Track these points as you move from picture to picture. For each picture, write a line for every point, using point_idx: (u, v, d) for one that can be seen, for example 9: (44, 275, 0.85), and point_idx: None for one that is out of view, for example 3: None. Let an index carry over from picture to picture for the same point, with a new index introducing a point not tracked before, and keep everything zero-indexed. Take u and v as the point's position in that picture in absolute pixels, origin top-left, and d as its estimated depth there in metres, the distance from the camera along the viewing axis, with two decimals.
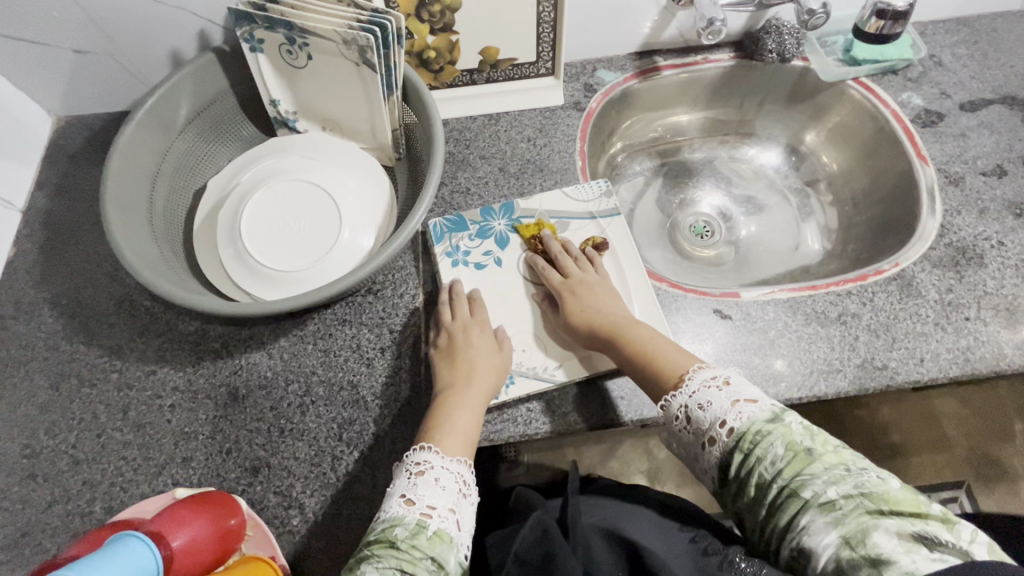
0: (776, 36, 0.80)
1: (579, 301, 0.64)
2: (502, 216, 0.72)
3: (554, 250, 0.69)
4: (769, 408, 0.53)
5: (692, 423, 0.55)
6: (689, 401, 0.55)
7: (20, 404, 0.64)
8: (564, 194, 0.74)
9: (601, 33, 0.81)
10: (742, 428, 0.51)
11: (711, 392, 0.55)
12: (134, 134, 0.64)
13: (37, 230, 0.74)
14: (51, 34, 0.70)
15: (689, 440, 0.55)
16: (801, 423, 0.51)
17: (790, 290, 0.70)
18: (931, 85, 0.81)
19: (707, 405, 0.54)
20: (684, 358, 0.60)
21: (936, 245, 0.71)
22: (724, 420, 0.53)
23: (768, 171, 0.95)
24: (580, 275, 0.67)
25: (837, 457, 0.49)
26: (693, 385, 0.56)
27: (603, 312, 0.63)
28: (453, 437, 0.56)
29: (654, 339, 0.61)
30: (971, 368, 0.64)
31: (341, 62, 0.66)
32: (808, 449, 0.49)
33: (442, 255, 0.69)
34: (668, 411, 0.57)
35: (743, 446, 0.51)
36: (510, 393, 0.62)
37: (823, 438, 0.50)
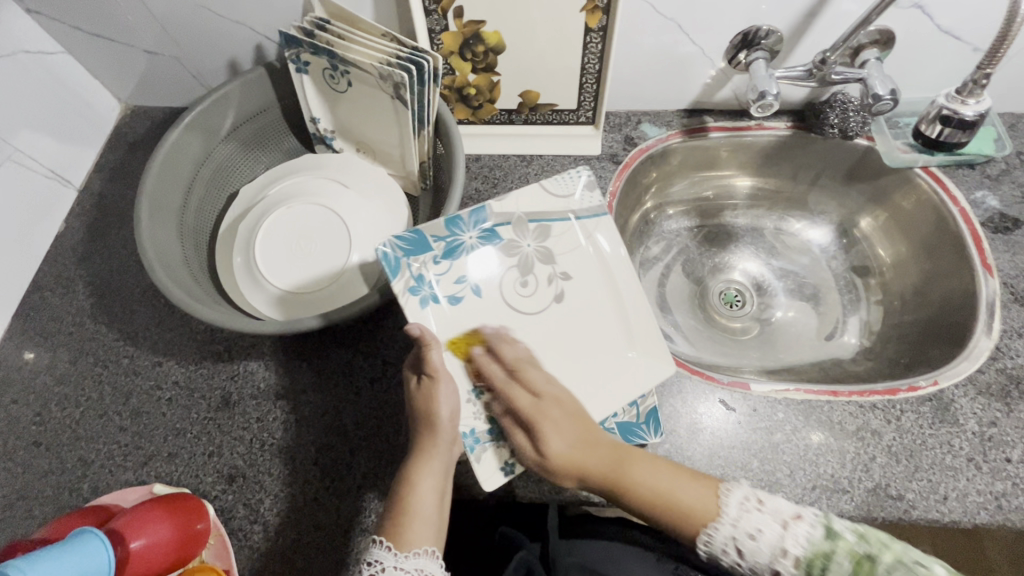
0: (840, 110, 0.74)
1: (561, 438, 0.54)
2: (473, 225, 0.63)
3: (508, 359, 0.59)
4: (817, 521, 0.47)
5: (744, 560, 0.46)
6: (736, 534, 0.47)
7: (40, 372, 0.69)
8: (542, 189, 0.66)
9: (651, 88, 0.78)
10: (806, 556, 0.45)
11: (754, 519, 0.47)
12: (179, 139, 0.68)
13: (88, 209, 0.79)
14: (126, 35, 0.75)
15: (745, 573, 0.47)
16: (852, 527, 0.46)
17: (807, 390, 0.64)
18: (1012, 186, 0.73)
19: (757, 535, 0.46)
20: (703, 481, 0.51)
21: (985, 369, 0.64)
22: (785, 549, 0.45)
23: (814, 248, 0.88)
24: (550, 390, 0.57)
25: (892, 553, 0.44)
26: (733, 510, 0.48)
27: (592, 446, 0.54)
28: (400, 524, 0.50)
29: (659, 471, 0.52)
30: (1004, 518, 0.57)
31: (378, 92, 0.67)
32: (869, 556, 0.45)
33: (405, 294, 0.59)
34: (711, 547, 0.47)
35: None
36: (525, 461, 0.58)
37: (876, 537, 0.46)
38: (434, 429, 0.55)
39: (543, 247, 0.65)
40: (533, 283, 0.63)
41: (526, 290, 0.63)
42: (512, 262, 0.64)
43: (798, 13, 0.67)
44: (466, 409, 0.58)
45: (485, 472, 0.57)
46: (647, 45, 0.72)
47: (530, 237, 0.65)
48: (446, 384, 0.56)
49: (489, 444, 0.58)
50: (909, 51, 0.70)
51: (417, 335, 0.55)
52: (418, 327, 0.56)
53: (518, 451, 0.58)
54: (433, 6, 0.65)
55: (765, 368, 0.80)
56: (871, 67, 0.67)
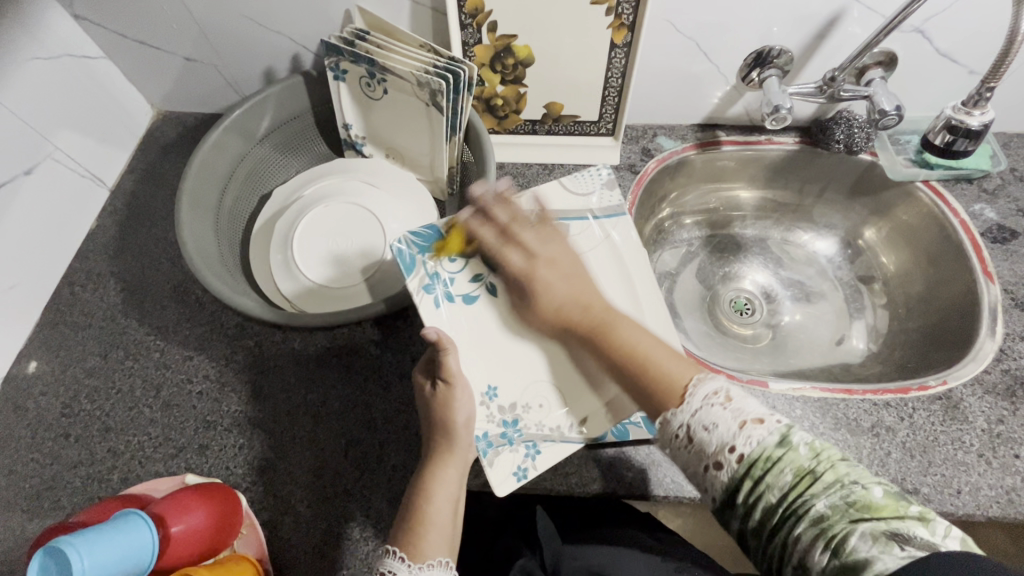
0: (845, 127, 0.78)
1: (555, 291, 0.60)
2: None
3: (502, 223, 0.64)
4: (776, 428, 0.44)
5: (693, 446, 0.46)
6: (691, 421, 0.47)
7: (71, 365, 0.70)
8: (562, 186, 0.68)
9: (667, 103, 0.82)
10: (753, 455, 0.44)
11: (714, 413, 0.46)
12: (218, 140, 0.70)
13: (119, 208, 0.81)
14: (167, 42, 0.78)
15: (690, 462, 0.47)
16: (809, 442, 0.44)
17: (822, 388, 0.67)
18: (1008, 200, 0.78)
19: (712, 428, 0.46)
20: (682, 360, 0.53)
21: (991, 369, 0.67)
22: (733, 446, 0.44)
23: (821, 259, 0.92)
24: (543, 251, 0.62)
25: (835, 472, 0.42)
26: (694, 403, 0.47)
27: (583, 303, 0.59)
28: (415, 535, 0.50)
29: (638, 332, 0.56)
30: (1015, 511, 0.59)
31: (413, 100, 0.71)
32: (813, 471, 0.43)
33: (420, 291, 0.62)
34: (667, 429, 0.49)
35: (753, 474, 0.44)
36: (537, 465, 0.58)
37: (828, 456, 0.43)
38: (449, 439, 0.56)
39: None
40: None
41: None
42: None
43: (808, 35, 0.72)
44: (479, 412, 0.60)
45: (497, 477, 0.57)
46: (665, 61, 0.76)
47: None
48: (462, 391, 0.57)
49: (501, 448, 0.58)
50: (911, 72, 0.75)
51: (434, 339, 0.55)
52: (434, 331, 0.56)
53: (530, 455, 0.59)
54: (469, 20, 0.69)
55: (778, 372, 0.82)
56: (876, 85, 0.71)
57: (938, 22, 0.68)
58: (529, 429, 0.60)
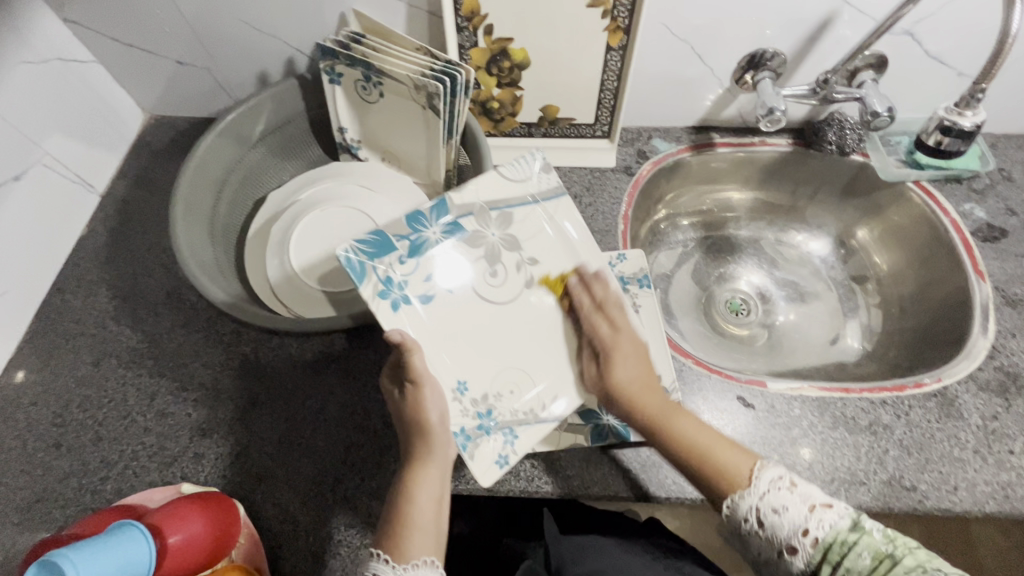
0: (837, 128, 0.80)
1: (627, 369, 0.58)
2: (435, 219, 0.62)
3: (599, 297, 0.62)
4: (847, 513, 0.49)
5: (766, 530, 0.50)
6: (760, 504, 0.50)
7: (62, 374, 0.68)
8: (499, 176, 0.64)
9: (662, 106, 0.83)
10: (827, 538, 0.48)
11: (784, 497, 0.50)
12: (212, 145, 0.70)
13: (111, 214, 0.80)
14: (158, 46, 0.77)
15: (763, 548, 0.50)
16: (881, 527, 0.48)
17: (820, 388, 0.67)
18: (997, 199, 0.79)
19: (783, 511, 0.50)
20: (742, 452, 0.54)
21: (984, 366, 0.68)
22: (807, 529, 0.49)
23: (815, 259, 0.93)
24: (629, 328, 0.60)
25: (912, 558, 0.47)
26: (761, 485, 0.51)
27: (652, 392, 0.58)
28: (399, 537, 0.51)
29: (704, 431, 0.55)
30: (1012, 506, 0.60)
31: (409, 103, 0.70)
32: (891, 554, 0.47)
33: (376, 298, 0.58)
34: (735, 512, 0.51)
35: (830, 558, 0.48)
36: (517, 450, 0.58)
37: (902, 542, 0.48)
38: (426, 440, 0.55)
39: (506, 235, 0.63)
40: (502, 272, 0.63)
41: (497, 279, 0.62)
42: (478, 253, 0.62)
43: (801, 38, 0.73)
44: (452, 408, 0.58)
45: (479, 469, 0.57)
46: (660, 64, 0.77)
47: (493, 225, 0.63)
48: (431, 391, 0.56)
49: (480, 439, 0.58)
50: (902, 74, 0.76)
51: (398, 342, 0.54)
52: (397, 332, 0.55)
53: (510, 442, 0.58)
54: (465, 23, 0.69)
55: (774, 372, 0.83)
56: (868, 87, 0.72)
57: (927, 25, 0.69)
58: (504, 417, 0.59)
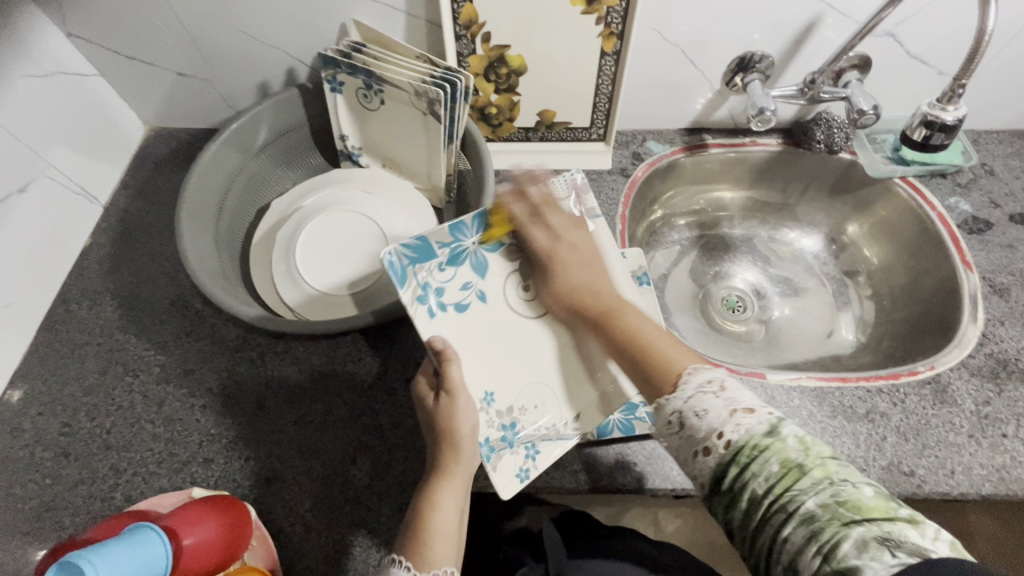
0: (825, 127, 0.82)
1: (570, 276, 0.62)
2: (476, 231, 0.65)
3: (535, 203, 0.65)
4: (767, 420, 0.45)
5: (686, 430, 0.47)
6: (684, 407, 0.48)
7: (68, 384, 0.68)
8: (535, 194, 0.65)
9: (654, 109, 0.85)
10: (741, 441, 0.44)
11: (707, 399, 0.47)
12: (216, 154, 0.71)
13: (114, 224, 0.81)
14: (160, 58, 0.79)
15: (681, 450, 0.48)
16: (797, 436, 0.44)
17: (818, 378, 0.69)
18: (980, 193, 0.82)
19: (703, 413, 0.47)
20: (683, 349, 0.54)
21: (975, 353, 0.70)
22: (722, 432, 0.45)
23: (807, 255, 0.95)
24: (568, 237, 0.63)
25: (824, 470, 0.42)
26: (688, 389, 0.49)
27: (592, 291, 0.60)
28: (424, 542, 0.50)
29: (648, 326, 0.56)
30: (1007, 488, 0.61)
31: (410, 109, 0.72)
32: (801, 465, 0.43)
33: (415, 303, 0.61)
34: (661, 413, 0.49)
35: (739, 460, 0.44)
36: (539, 465, 0.58)
37: (816, 451, 0.44)
38: (455, 448, 0.55)
39: None
40: (534, 288, 0.66)
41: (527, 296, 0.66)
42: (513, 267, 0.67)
43: (787, 40, 0.75)
44: (480, 417, 0.60)
45: (502, 481, 0.57)
46: (652, 68, 0.79)
47: (528, 242, 0.67)
48: (464, 401, 0.57)
49: (503, 451, 0.59)
50: (885, 75, 0.79)
51: (440, 348, 0.57)
52: (440, 340, 0.58)
53: (531, 455, 0.59)
54: (463, 32, 0.71)
55: (772, 366, 0.85)
56: (853, 87, 0.75)
57: (907, 27, 0.72)
58: (528, 433, 0.61)
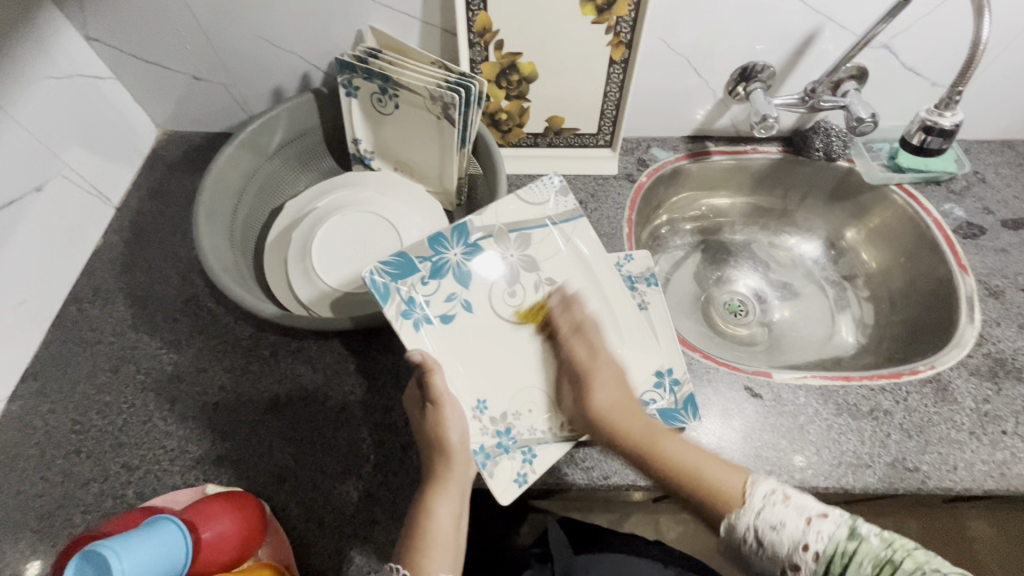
0: (823, 136, 0.85)
1: (604, 394, 0.61)
2: (457, 243, 0.66)
3: (576, 321, 0.66)
4: (843, 521, 0.49)
5: (764, 546, 0.49)
6: (757, 522, 0.50)
7: (80, 382, 0.69)
8: (518, 200, 0.69)
9: (659, 117, 0.87)
10: (827, 550, 0.48)
11: (778, 510, 0.50)
12: (232, 155, 0.72)
13: (126, 225, 0.81)
14: (176, 62, 0.80)
15: (767, 565, 0.50)
16: (879, 533, 0.48)
17: (822, 377, 0.70)
18: (974, 200, 0.85)
19: (780, 526, 0.49)
20: (732, 468, 0.55)
21: (973, 353, 0.72)
22: (806, 543, 0.48)
23: (807, 261, 0.97)
24: (605, 357, 0.63)
25: (914, 561, 0.46)
26: (756, 501, 0.51)
27: (634, 415, 0.60)
28: (418, 551, 0.52)
29: (694, 452, 0.56)
30: (1009, 483, 0.63)
31: (423, 114, 0.74)
32: (891, 560, 0.47)
33: (399, 318, 0.61)
34: (733, 530, 0.51)
35: (832, 569, 0.47)
36: (536, 469, 0.59)
37: (901, 544, 0.48)
38: (446, 457, 0.57)
39: (526, 255, 0.69)
40: (521, 291, 0.68)
41: (515, 299, 0.67)
42: (498, 274, 0.67)
43: (787, 52, 0.78)
44: (473, 426, 0.60)
45: (498, 487, 0.58)
46: (658, 78, 0.81)
47: (513, 247, 0.69)
48: (451, 410, 0.58)
49: (499, 457, 0.59)
50: (881, 85, 0.82)
51: (418, 361, 0.57)
52: (419, 353, 0.57)
53: (528, 461, 0.59)
54: (477, 39, 0.73)
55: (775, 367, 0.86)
56: (851, 96, 0.77)
57: (902, 39, 0.75)
58: (523, 436, 0.61)
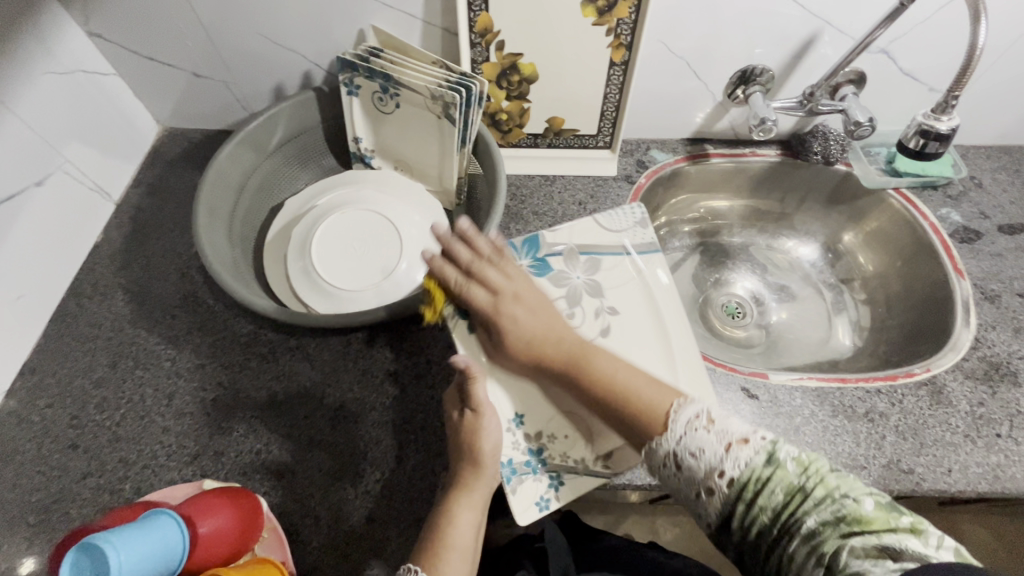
0: (821, 140, 0.85)
1: (519, 329, 0.61)
2: (525, 252, 0.73)
3: (465, 260, 0.64)
4: (761, 447, 0.48)
5: (683, 472, 0.50)
6: (678, 448, 0.50)
7: (78, 376, 0.69)
8: (595, 223, 0.75)
9: (658, 119, 0.88)
10: (742, 478, 0.47)
11: (699, 436, 0.50)
12: (232, 152, 0.72)
13: (125, 221, 0.81)
14: (178, 60, 0.80)
15: (681, 488, 0.50)
16: (795, 458, 0.47)
17: (818, 379, 0.71)
18: (970, 204, 0.85)
19: (699, 452, 0.49)
20: (662, 388, 0.56)
21: (968, 357, 0.73)
22: (721, 469, 0.47)
23: (804, 264, 0.98)
24: (511, 286, 0.64)
25: (825, 487, 0.45)
26: (677, 429, 0.51)
27: (551, 340, 0.61)
28: (436, 554, 0.52)
29: (616, 365, 0.59)
30: (1002, 486, 0.63)
31: (425, 114, 0.74)
32: (803, 487, 0.45)
33: (457, 315, 0.66)
34: (656, 454, 0.52)
35: (744, 497, 0.47)
36: (560, 498, 0.59)
37: (815, 469, 0.46)
38: (477, 464, 0.56)
39: (590, 280, 0.71)
40: (580, 314, 0.69)
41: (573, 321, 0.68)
42: (560, 293, 0.70)
43: (786, 55, 0.79)
44: (506, 438, 0.61)
45: (519, 507, 0.58)
46: (658, 80, 0.82)
47: (580, 268, 0.72)
48: (490, 420, 0.58)
49: (525, 476, 0.60)
50: (878, 90, 0.82)
51: (463, 368, 0.57)
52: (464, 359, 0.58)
53: (553, 486, 0.59)
54: (478, 40, 0.74)
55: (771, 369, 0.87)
56: (850, 100, 0.78)
57: (900, 44, 0.76)
58: (553, 461, 0.60)
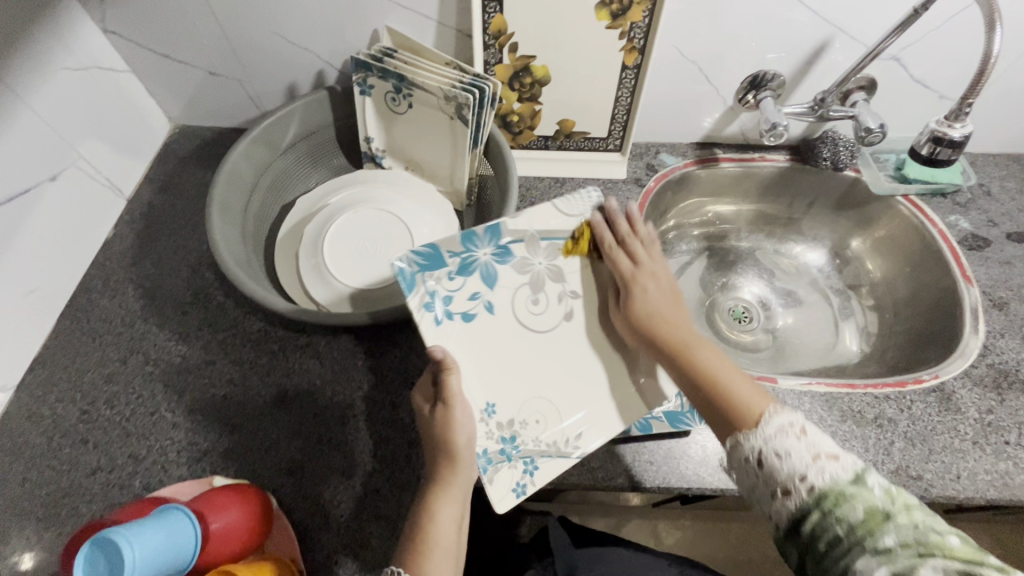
0: (831, 146, 0.85)
1: (645, 298, 0.61)
2: (487, 242, 0.66)
3: (622, 232, 0.66)
4: (851, 467, 0.47)
5: (765, 469, 0.49)
6: (763, 446, 0.49)
7: (89, 371, 0.69)
8: (555, 208, 0.68)
9: (669, 123, 0.88)
10: (824, 487, 0.46)
11: (789, 441, 0.48)
12: (245, 150, 0.72)
13: (137, 217, 0.82)
14: (192, 57, 0.81)
15: (757, 483, 0.49)
16: (883, 485, 0.46)
17: (827, 384, 0.71)
18: (979, 212, 0.85)
19: (785, 455, 0.48)
20: (762, 394, 0.53)
21: (977, 364, 0.73)
22: (804, 474, 0.46)
23: (812, 269, 0.98)
24: (651, 265, 0.63)
25: (909, 516, 0.44)
26: (769, 429, 0.49)
27: (672, 321, 0.59)
28: (419, 554, 0.51)
29: (724, 362, 0.56)
30: (1011, 493, 0.63)
31: (437, 114, 0.74)
32: (887, 511, 0.44)
33: (421, 309, 0.62)
34: (739, 449, 0.51)
35: (823, 505, 0.45)
36: (535, 482, 0.59)
37: (902, 499, 0.45)
38: (450, 458, 0.56)
39: (553, 265, 0.67)
40: (545, 301, 0.66)
41: (539, 308, 0.66)
42: (525, 280, 0.66)
43: (798, 61, 0.79)
44: (479, 429, 0.59)
45: (496, 494, 0.58)
46: (670, 84, 0.82)
47: (542, 255, 0.67)
48: (460, 411, 0.57)
49: (501, 464, 0.59)
50: (889, 97, 0.83)
51: (440, 359, 0.56)
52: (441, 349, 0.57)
53: (528, 471, 0.59)
54: (492, 41, 0.74)
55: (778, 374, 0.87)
56: (861, 106, 0.78)
57: (912, 51, 0.76)
58: (527, 446, 0.60)
